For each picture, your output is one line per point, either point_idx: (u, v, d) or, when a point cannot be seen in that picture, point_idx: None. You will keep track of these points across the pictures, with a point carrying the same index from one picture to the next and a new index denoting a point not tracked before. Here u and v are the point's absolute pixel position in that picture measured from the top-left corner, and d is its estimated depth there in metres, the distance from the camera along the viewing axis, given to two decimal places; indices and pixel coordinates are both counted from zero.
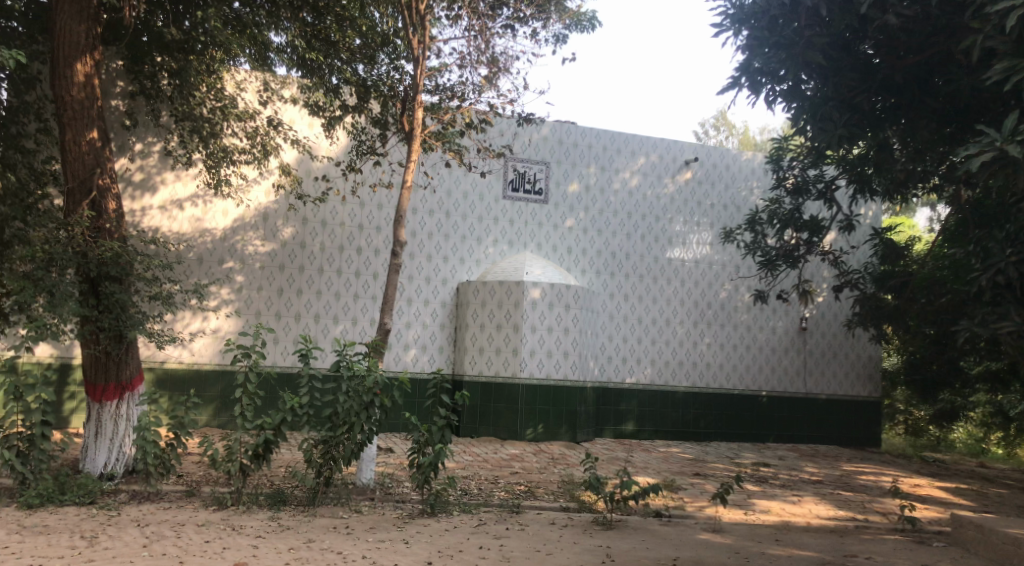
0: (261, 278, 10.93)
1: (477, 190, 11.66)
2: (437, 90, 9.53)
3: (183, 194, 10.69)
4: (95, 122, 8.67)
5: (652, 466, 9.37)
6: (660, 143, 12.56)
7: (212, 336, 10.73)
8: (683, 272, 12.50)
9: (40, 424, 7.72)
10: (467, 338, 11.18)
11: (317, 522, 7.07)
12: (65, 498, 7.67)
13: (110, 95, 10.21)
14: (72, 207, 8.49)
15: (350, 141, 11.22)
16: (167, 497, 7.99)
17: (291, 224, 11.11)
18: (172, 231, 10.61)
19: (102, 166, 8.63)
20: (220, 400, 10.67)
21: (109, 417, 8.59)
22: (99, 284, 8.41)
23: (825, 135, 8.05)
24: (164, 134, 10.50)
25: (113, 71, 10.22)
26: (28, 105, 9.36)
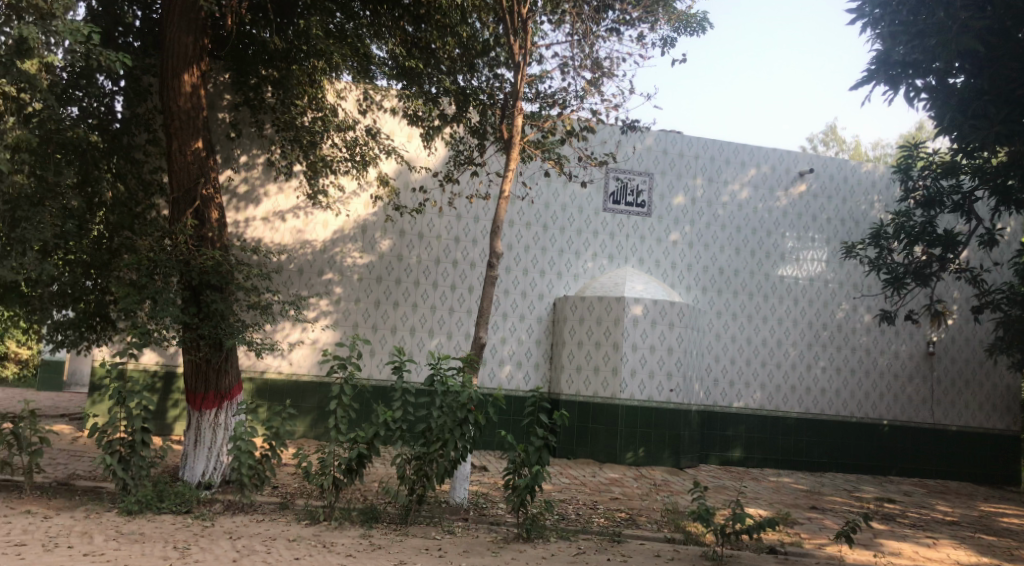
0: (358, 290, 10.85)
1: (576, 203, 11.29)
2: (537, 95, 9.20)
3: (285, 206, 10.74)
4: (201, 132, 8.77)
5: (762, 497, 8.72)
6: (772, 154, 11.89)
7: (310, 347, 10.71)
8: (796, 290, 11.75)
9: (141, 431, 7.69)
10: (564, 355, 10.76)
11: (409, 542, 6.80)
12: (162, 505, 7.63)
13: (217, 109, 10.37)
14: (176, 216, 8.63)
15: (448, 152, 11.08)
16: (261, 510, 7.88)
17: (389, 236, 11.00)
18: (274, 242, 10.68)
19: (206, 175, 8.73)
20: (316, 411, 10.61)
21: (209, 425, 8.59)
22: (200, 291, 8.43)
23: (978, 132, 8.16)
24: (267, 145, 10.59)
25: (220, 85, 10.39)
26: (140, 118, 9.60)
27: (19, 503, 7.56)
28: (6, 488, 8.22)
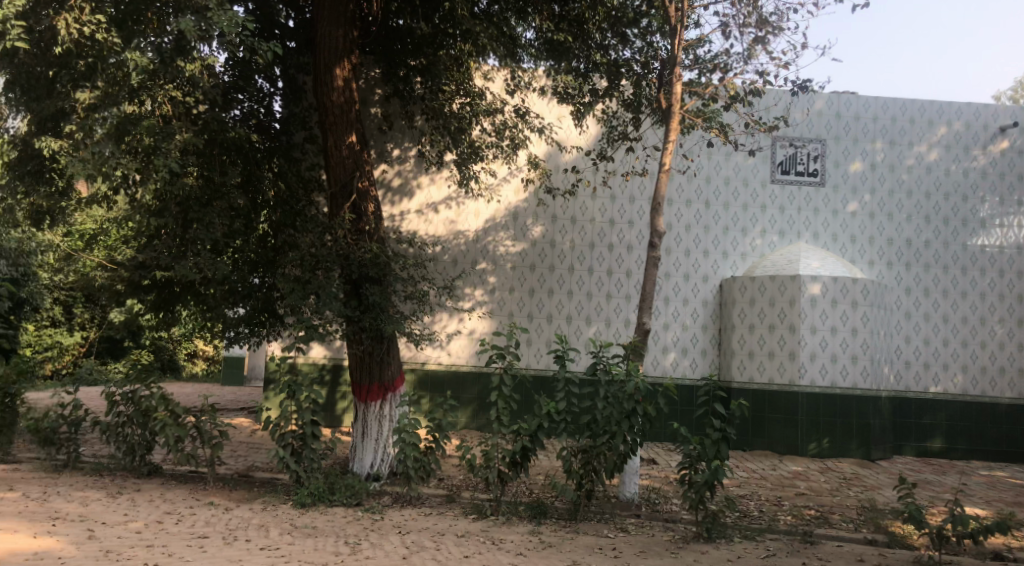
0: (513, 278, 10.60)
1: (740, 176, 10.52)
2: (697, 60, 8.55)
3: (438, 196, 10.66)
4: (354, 126, 8.80)
5: (975, 494, 7.72)
6: (965, 108, 10.60)
7: (468, 337, 10.58)
8: (1001, 261, 10.43)
9: (310, 424, 7.76)
10: (734, 339, 10.05)
11: (580, 541, 6.44)
12: (334, 498, 7.69)
13: (370, 104, 10.40)
14: (335, 210, 8.71)
15: (600, 130, 10.62)
16: (428, 503, 7.77)
17: (542, 222, 10.67)
18: (429, 234, 10.64)
19: (361, 168, 8.75)
20: (477, 402, 10.47)
21: (374, 417, 8.60)
22: (360, 284, 8.43)
23: None
24: (418, 137, 10.52)
25: (371, 80, 10.36)
26: (297, 117, 9.78)
27: (203, 495, 7.84)
28: (192, 479, 8.59)
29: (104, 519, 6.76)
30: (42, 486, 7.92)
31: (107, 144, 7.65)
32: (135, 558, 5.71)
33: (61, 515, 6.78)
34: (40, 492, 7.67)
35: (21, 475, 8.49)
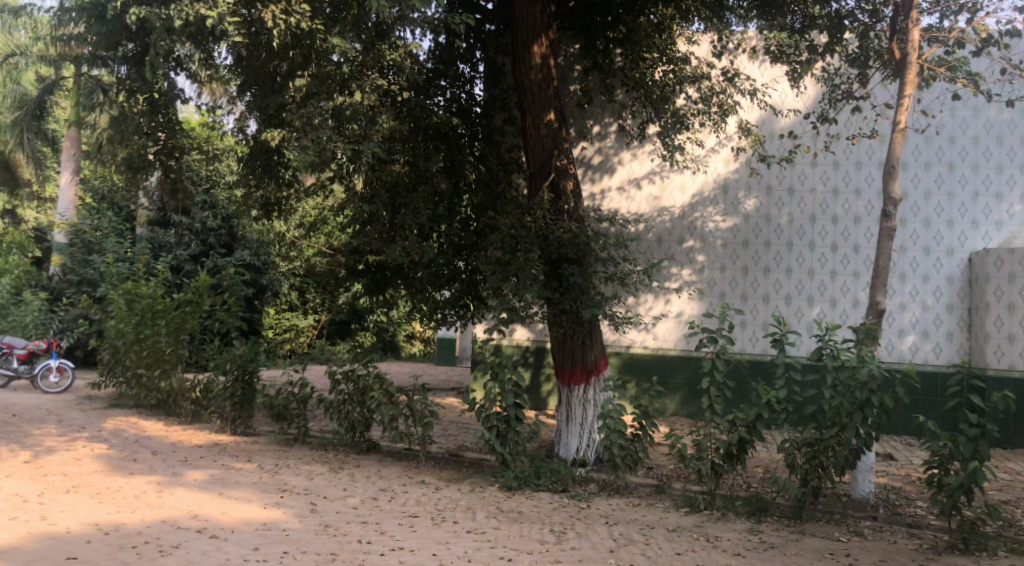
0: (724, 257, 9.93)
1: (993, 133, 9.15)
2: (938, 3, 7.43)
3: (640, 172, 10.21)
4: (552, 103, 8.59)
5: None
6: None
7: (676, 320, 10.06)
8: None
9: (514, 406, 7.68)
10: (988, 322, 8.78)
11: (807, 543, 5.83)
12: (540, 483, 7.57)
13: (568, 81, 10.10)
14: (534, 190, 8.60)
15: (820, 90, 9.64)
16: (636, 493, 7.43)
17: (754, 195, 9.89)
18: (631, 212, 10.22)
19: (560, 146, 8.55)
20: (687, 388, 9.95)
21: (579, 401, 8.38)
22: (560, 265, 8.20)
23: None
24: (619, 111, 10.10)
25: (570, 56, 10.07)
26: (496, 98, 9.73)
27: (416, 473, 7.99)
28: (407, 457, 8.81)
29: (325, 493, 7.01)
30: (274, 459, 8.43)
31: (325, 131, 7.81)
32: (351, 534, 5.83)
33: (287, 487, 7.10)
34: (272, 464, 8.15)
35: (257, 448, 9.12)
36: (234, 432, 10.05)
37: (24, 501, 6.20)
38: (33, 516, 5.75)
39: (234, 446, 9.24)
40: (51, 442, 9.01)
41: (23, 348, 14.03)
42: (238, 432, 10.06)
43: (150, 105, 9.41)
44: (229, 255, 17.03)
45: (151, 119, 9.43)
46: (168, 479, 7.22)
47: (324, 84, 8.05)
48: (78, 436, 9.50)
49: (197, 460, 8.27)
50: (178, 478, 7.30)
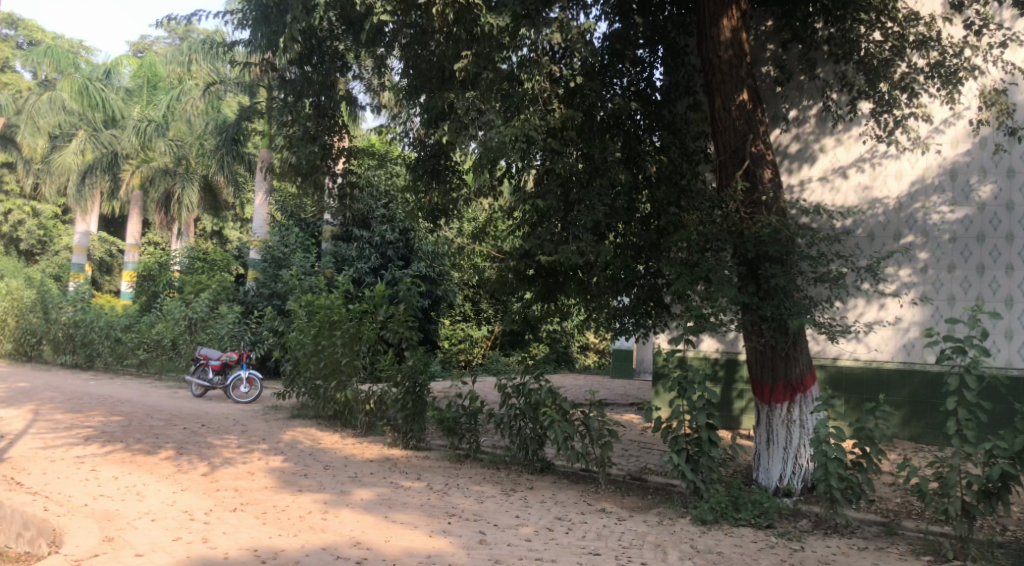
0: (952, 254, 8.41)
1: None
2: None
3: (846, 159, 8.92)
4: (746, 82, 7.59)
5: None
6: None
7: (894, 328, 8.66)
8: None
9: (707, 427, 6.71)
10: None
11: None
12: (740, 516, 6.49)
13: (760, 62, 9.03)
14: (725, 180, 7.62)
15: None
16: (861, 533, 6.24)
17: (992, 180, 8.31)
18: (837, 205, 8.96)
19: (755, 130, 7.53)
20: (910, 407, 8.51)
21: (781, 422, 7.27)
22: (758, 265, 7.13)
23: None
24: (821, 90, 8.91)
25: (762, 34, 9.06)
26: (680, 83, 8.83)
27: (594, 499, 7.17)
28: (585, 479, 7.99)
29: (497, 520, 6.37)
30: (445, 477, 7.88)
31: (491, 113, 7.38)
32: None
33: (456, 511, 6.51)
34: (442, 483, 7.61)
35: (428, 464, 8.63)
36: (406, 446, 9.63)
37: (190, 519, 6.06)
38: (196, 536, 5.60)
39: (406, 461, 8.82)
40: (232, 454, 9.01)
41: (217, 360, 14.58)
42: (409, 446, 9.63)
43: (317, 111, 9.37)
44: (407, 268, 16.99)
45: (321, 121, 9.34)
46: (334, 498, 6.85)
47: (487, 65, 7.57)
48: (257, 448, 9.46)
49: (366, 476, 7.88)
50: (344, 496, 6.93)
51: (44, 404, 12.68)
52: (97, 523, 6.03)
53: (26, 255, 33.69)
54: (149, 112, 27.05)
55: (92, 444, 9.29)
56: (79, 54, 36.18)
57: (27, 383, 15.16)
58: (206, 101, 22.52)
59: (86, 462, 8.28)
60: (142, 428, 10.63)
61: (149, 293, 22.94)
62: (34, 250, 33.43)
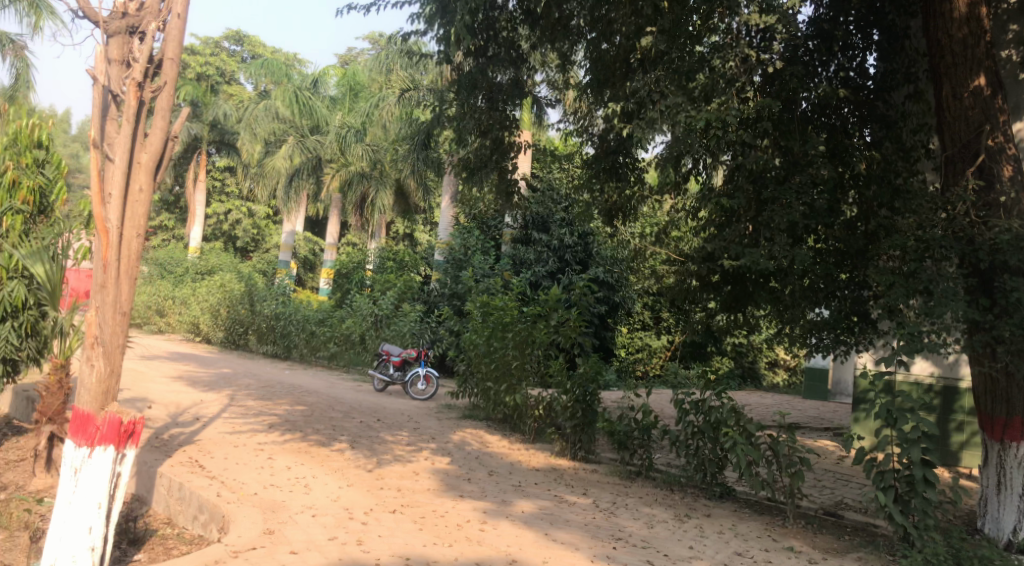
0: None
1: None
2: None
3: None
4: (984, 65, 6.49)
5: None
6: None
7: None
8: None
9: (921, 464, 5.72)
10: None
11: None
12: None
13: (999, 45, 7.82)
14: (951, 179, 6.57)
15: None
16: None
17: None
18: None
19: (993, 120, 6.42)
20: None
21: (1017, 465, 6.14)
22: (992, 279, 6.03)
23: None
24: None
25: (1004, 13, 7.74)
26: (898, 69, 7.73)
27: (781, 535, 6.35)
28: (770, 510, 7.16)
29: (667, 549, 5.74)
30: (612, 495, 7.35)
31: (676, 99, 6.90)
32: None
33: (622, 535, 5.96)
34: (609, 501, 7.08)
35: (596, 478, 8.12)
36: (574, 457, 9.19)
37: (349, 518, 5.94)
38: (351, 538, 5.44)
39: (573, 473, 8.37)
40: (401, 451, 8.97)
41: (397, 356, 14.86)
42: (577, 457, 9.19)
43: (489, 104, 9.25)
44: (584, 273, 16.31)
45: (492, 115, 9.24)
46: (495, 508, 6.52)
47: (672, 44, 7.34)
48: (426, 447, 9.37)
49: (530, 486, 7.51)
50: (504, 507, 6.59)
51: (240, 389, 13.40)
52: (262, 513, 6.03)
53: (241, 252, 36.60)
54: (350, 119, 28.43)
55: (274, 432, 9.59)
56: (293, 66, 38.80)
57: (229, 369, 16.19)
58: (401, 107, 23.26)
59: (264, 449, 8.50)
60: (322, 419, 10.90)
61: (342, 290, 24.04)
62: (249, 247, 36.34)
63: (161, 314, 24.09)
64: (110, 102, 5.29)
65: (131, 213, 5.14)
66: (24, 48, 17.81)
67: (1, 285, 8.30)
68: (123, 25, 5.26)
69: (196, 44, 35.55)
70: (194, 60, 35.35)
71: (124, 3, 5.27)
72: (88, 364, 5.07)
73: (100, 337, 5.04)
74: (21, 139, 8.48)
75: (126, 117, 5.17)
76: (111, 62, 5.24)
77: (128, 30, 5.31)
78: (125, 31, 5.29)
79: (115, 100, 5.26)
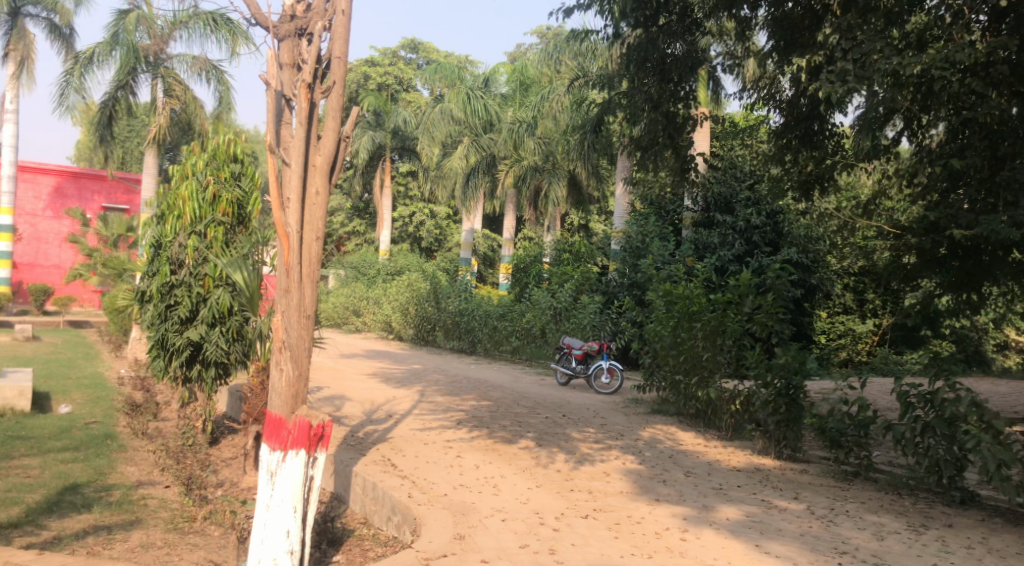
0: None
1: None
2: None
3: None
4: None
5: None
6: None
7: None
8: None
9: None
10: None
11: None
12: None
13: None
14: None
15: None
16: None
17: None
18: None
19: None
20: None
21: None
22: None
23: None
24: None
25: None
26: None
27: None
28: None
29: None
30: (829, 500, 6.58)
31: (876, 45, 6.21)
32: None
33: (847, 549, 5.25)
34: (826, 507, 6.33)
35: (807, 480, 7.35)
36: (779, 456, 8.45)
37: (540, 524, 5.64)
38: (543, 546, 5.13)
39: (779, 474, 7.64)
40: (589, 450, 8.60)
41: (580, 349, 14.53)
42: (782, 456, 8.44)
43: (658, 74, 8.97)
44: (775, 256, 14.91)
45: (663, 87, 8.95)
46: (695, 514, 5.99)
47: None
48: (615, 445, 8.95)
49: (733, 489, 6.89)
50: (707, 513, 6.03)
51: (428, 386, 13.58)
52: (452, 516, 5.88)
53: (426, 252, 37.92)
54: (523, 113, 28.50)
55: (461, 429, 9.53)
56: (466, 68, 39.60)
57: (419, 365, 16.58)
58: (572, 97, 22.94)
59: (453, 448, 8.43)
60: (508, 415, 10.75)
61: (522, 284, 24.12)
62: (433, 246, 37.55)
63: (357, 314, 25.30)
64: (283, 106, 5.31)
65: (309, 216, 5.13)
66: (225, 73, 19.15)
67: (209, 294, 8.79)
68: (292, 27, 5.28)
69: (376, 56, 37.15)
70: (375, 72, 36.93)
71: (292, 7, 5.29)
72: (277, 369, 5.10)
73: (287, 340, 5.06)
74: (219, 155, 8.91)
75: (299, 119, 5.16)
76: (283, 66, 5.26)
77: (297, 33, 5.32)
78: (294, 33, 5.30)
79: (288, 103, 5.28)
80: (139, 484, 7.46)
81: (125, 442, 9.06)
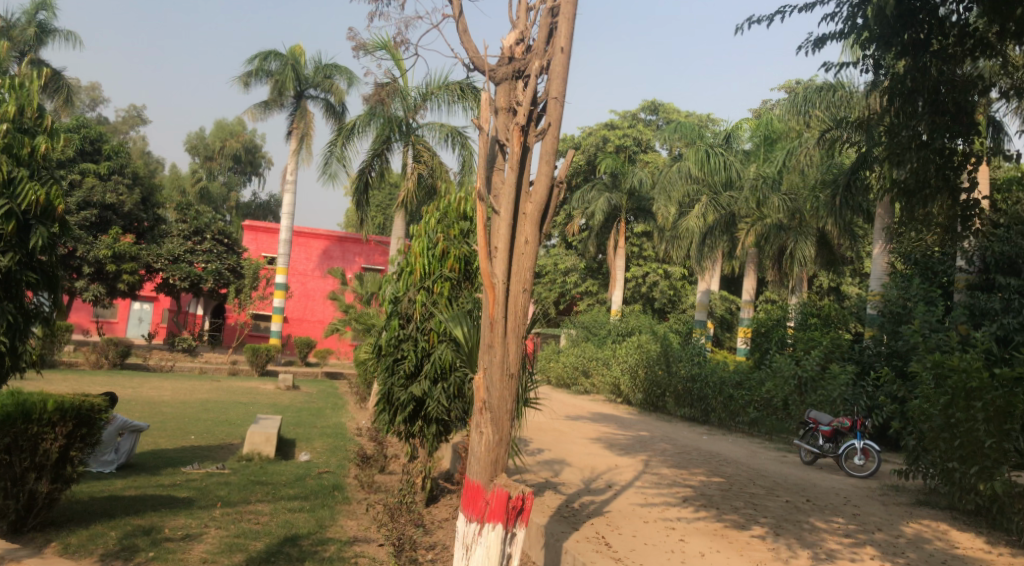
0: None
1: None
2: None
3: None
4: None
5: None
6: None
7: None
8: None
9: None
10: None
11: None
12: None
13: None
14: None
15: None
16: None
17: None
18: None
19: None
20: None
21: None
22: None
23: None
24: None
25: None
26: None
27: None
28: None
29: None
30: None
31: None
32: None
33: None
34: None
35: None
36: None
37: None
38: None
39: None
40: (837, 545, 7.38)
41: (828, 425, 12.97)
42: None
43: (932, 106, 7.87)
44: None
45: (936, 120, 7.84)
46: None
47: None
48: (869, 540, 7.64)
49: None
50: None
51: (655, 455, 12.74)
52: None
53: (660, 313, 37.01)
54: (767, 169, 27.03)
55: (687, 507, 8.66)
56: (706, 126, 38.67)
57: (647, 432, 15.73)
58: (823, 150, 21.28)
59: (676, 529, 7.60)
60: (742, 494, 9.65)
61: (762, 349, 22.50)
62: (667, 308, 36.56)
63: (586, 375, 24.99)
64: (496, 152, 5.06)
65: (517, 266, 4.76)
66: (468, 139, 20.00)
67: (433, 349, 8.73)
68: (509, 70, 5.08)
69: (615, 118, 37.38)
70: (614, 134, 37.08)
71: (510, 48, 5.10)
72: (478, 431, 4.75)
73: (488, 400, 4.70)
74: (450, 212, 8.97)
75: (509, 164, 4.85)
76: (498, 111, 5.04)
77: (514, 76, 5.10)
78: (511, 76, 5.09)
79: (501, 148, 5.02)
80: (354, 540, 7.41)
81: (349, 494, 9.20)
